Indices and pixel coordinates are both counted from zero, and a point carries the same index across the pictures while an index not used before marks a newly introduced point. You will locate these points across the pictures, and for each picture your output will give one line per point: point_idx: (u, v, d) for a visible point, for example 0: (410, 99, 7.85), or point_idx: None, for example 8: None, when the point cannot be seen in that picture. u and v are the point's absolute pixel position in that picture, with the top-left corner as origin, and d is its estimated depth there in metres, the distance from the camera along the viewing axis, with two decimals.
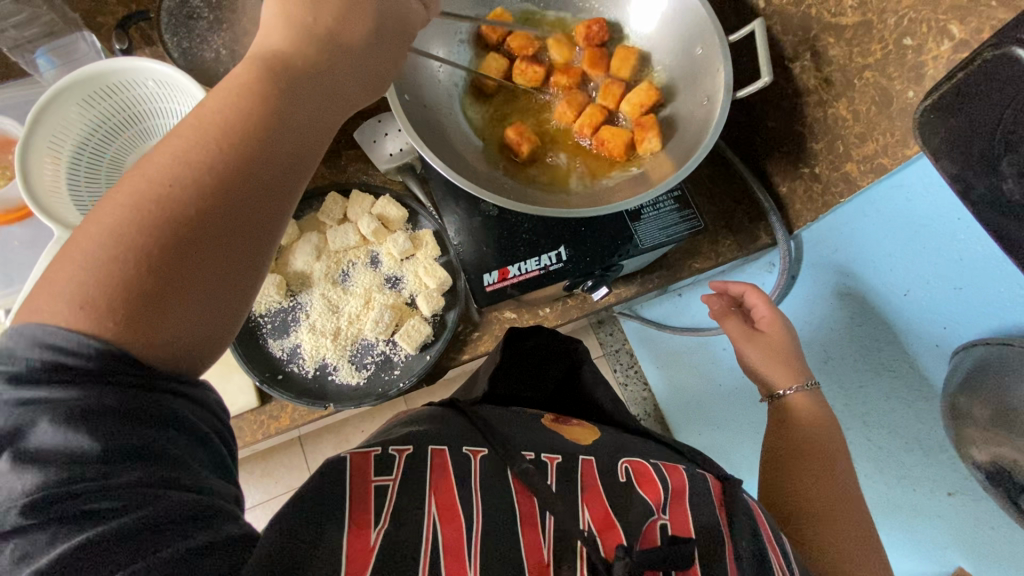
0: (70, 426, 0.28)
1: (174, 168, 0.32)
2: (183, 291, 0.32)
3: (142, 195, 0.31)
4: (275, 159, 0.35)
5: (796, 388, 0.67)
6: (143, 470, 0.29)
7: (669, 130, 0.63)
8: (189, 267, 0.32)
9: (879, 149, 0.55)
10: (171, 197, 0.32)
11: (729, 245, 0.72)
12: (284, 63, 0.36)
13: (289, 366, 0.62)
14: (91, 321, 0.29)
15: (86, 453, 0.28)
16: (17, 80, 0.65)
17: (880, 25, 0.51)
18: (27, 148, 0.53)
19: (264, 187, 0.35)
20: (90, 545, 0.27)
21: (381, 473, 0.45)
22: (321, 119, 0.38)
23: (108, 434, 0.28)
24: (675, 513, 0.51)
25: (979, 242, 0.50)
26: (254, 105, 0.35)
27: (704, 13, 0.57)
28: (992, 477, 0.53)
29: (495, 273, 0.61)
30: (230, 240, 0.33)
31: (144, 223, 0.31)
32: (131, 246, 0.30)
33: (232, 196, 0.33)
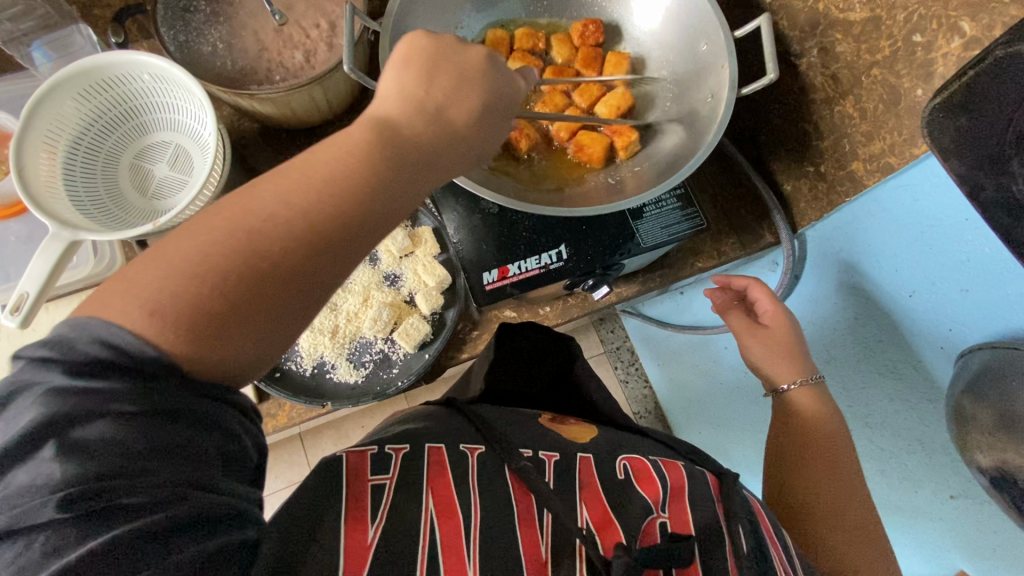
0: (117, 421, 0.27)
1: (273, 204, 0.32)
2: (246, 331, 0.31)
3: (238, 224, 0.31)
4: (369, 226, 0.35)
5: (798, 383, 0.66)
6: (183, 472, 0.28)
7: (671, 127, 0.62)
8: (256, 305, 0.31)
9: (886, 148, 0.54)
10: (262, 233, 0.31)
11: (732, 244, 0.71)
12: (395, 130, 0.37)
13: (287, 364, 0.61)
14: (160, 331, 0.28)
15: (126, 450, 0.27)
16: (14, 73, 0.65)
17: (890, 21, 0.50)
18: (23, 142, 0.52)
19: (343, 244, 0.34)
20: (120, 542, 0.26)
21: (377, 472, 0.44)
22: (413, 190, 0.37)
23: (157, 432, 0.27)
24: (674, 512, 0.51)
25: (987, 243, 0.49)
26: (362, 163, 0.35)
27: (709, 8, 0.56)
28: (995, 481, 0.53)
29: (494, 271, 0.61)
30: (294, 283, 0.32)
31: (236, 254, 0.31)
32: (215, 270, 0.30)
33: (317, 247, 0.33)
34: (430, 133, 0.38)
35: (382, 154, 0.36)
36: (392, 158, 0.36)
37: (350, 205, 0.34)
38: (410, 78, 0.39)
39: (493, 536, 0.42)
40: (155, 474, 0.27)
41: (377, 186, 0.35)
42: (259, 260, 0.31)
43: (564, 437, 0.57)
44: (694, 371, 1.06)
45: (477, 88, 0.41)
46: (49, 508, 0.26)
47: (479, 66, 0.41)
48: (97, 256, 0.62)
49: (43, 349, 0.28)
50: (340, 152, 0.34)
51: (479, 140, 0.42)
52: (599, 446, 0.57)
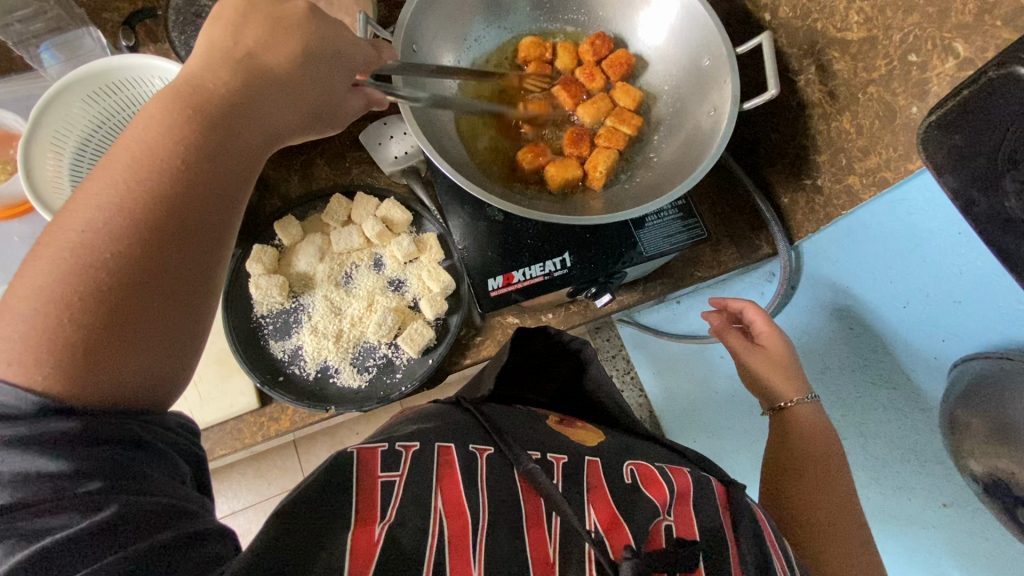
0: (30, 449, 0.29)
1: (101, 219, 0.34)
2: (147, 321, 0.34)
3: (71, 249, 0.33)
4: (217, 172, 0.38)
5: (796, 401, 0.67)
6: (103, 481, 0.30)
7: (675, 139, 0.63)
8: (130, 323, 0.33)
9: (882, 163, 0.56)
10: (110, 258, 0.33)
11: (731, 254, 0.72)
12: (206, 105, 0.39)
13: (290, 368, 0.61)
14: (28, 376, 0.30)
15: (64, 473, 0.30)
16: (21, 74, 0.65)
17: (886, 41, 0.52)
18: (31, 143, 0.53)
19: (194, 230, 0.36)
20: (54, 552, 0.28)
21: (387, 469, 0.45)
22: (219, 197, 0.38)
23: (74, 455, 0.30)
24: (681, 516, 0.51)
25: (979, 258, 0.50)
26: (179, 143, 0.37)
27: (711, 24, 0.57)
28: (990, 488, 0.54)
29: (500, 278, 0.61)
30: (162, 294, 0.34)
31: (71, 305, 0.32)
32: (69, 304, 0.32)
33: (172, 246, 0.35)
34: (250, 77, 0.41)
35: (196, 126, 0.38)
36: (208, 129, 0.38)
37: (185, 179, 0.36)
38: (217, 31, 0.42)
39: (499, 540, 0.42)
40: (88, 486, 0.30)
41: (202, 164, 0.37)
42: (104, 270, 0.33)
43: (574, 440, 0.58)
44: (689, 380, 1.08)
45: (301, 37, 0.44)
46: None
47: (298, 19, 0.44)
48: None
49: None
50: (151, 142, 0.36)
51: (313, 83, 0.44)
52: (602, 449, 0.57)
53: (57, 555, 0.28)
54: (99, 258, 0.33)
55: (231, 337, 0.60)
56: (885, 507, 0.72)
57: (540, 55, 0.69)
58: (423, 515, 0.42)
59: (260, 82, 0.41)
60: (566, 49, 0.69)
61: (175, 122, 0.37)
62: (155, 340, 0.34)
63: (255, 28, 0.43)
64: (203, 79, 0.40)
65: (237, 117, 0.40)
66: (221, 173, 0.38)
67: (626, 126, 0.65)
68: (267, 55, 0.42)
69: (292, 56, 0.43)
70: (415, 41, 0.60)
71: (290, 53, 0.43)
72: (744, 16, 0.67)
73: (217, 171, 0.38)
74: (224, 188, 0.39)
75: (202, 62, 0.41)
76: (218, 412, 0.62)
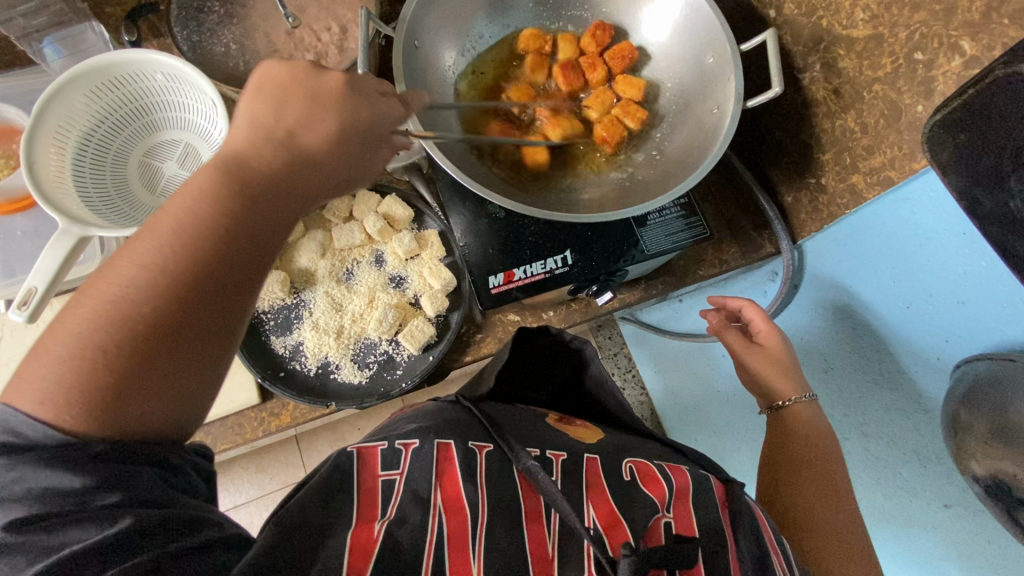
0: (52, 468, 0.30)
1: (135, 278, 0.34)
2: (173, 375, 0.33)
3: (104, 306, 0.33)
4: (252, 248, 0.37)
5: (793, 400, 0.67)
6: (120, 495, 0.30)
7: (678, 136, 0.63)
8: (153, 376, 0.33)
9: (886, 162, 0.55)
10: (138, 311, 0.33)
11: (733, 252, 0.72)
12: (242, 169, 0.38)
13: (291, 364, 0.61)
14: (58, 417, 0.31)
15: (81, 487, 0.30)
16: (24, 68, 0.65)
17: (891, 39, 0.51)
18: (34, 139, 0.53)
19: (221, 290, 0.35)
20: (73, 562, 0.29)
21: (388, 467, 0.45)
22: (251, 261, 0.37)
23: (92, 472, 0.30)
24: (680, 511, 0.51)
25: (983, 258, 0.50)
26: (215, 207, 0.36)
27: (716, 21, 0.57)
28: (990, 490, 0.54)
29: (500, 275, 0.61)
30: (189, 350, 0.34)
31: (98, 357, 0.32)
32: (99, 352, 0.32)
33: (199, 306, 0.34)
34: (295, 158, 0.40)
35: (234, 193, 0.37)
36: (244, 199, 0.37)
37: (216, 247, 0.35)
38: (258, 106, 0.40)
39: (497, 538, 0.42)
40: (105, 499, 0.30)
41: (237, 229, 0.36)
42: (131, 324, 0.32)
43: (573, 437, 0.58)
44: (691, 379, 1.07)
45: (340, 111, 0.41)
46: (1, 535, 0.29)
47: (336, 91, 0.42)
48: (103, 252, 0.62)
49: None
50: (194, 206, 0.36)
51: (360, 159, 0.43)
52: (601, 446, 0.57)
53: (75, 565, 0.29)
54: (130, 313, 0.33)
55: None
56: (885, 507, 0.72)
57: (540, 46, 0.68)
58: (420, 512, 0.42)
59: (301, 162, 0.40)
60: (566, 39, 0.68)
61: (221, 196, 0.36)
62: (178, 391, 0.34)
63: (298, 102, 0.40)
64: (249, 157, 0.38)
65: (272, 192, 0.38)
66: (258, 240, 0.37)
67: (629, 119, 0.64)
68: (307, 131, 0.40)
69: (332, 132, 0.41)
70: (417, 37, 0.60)
71: (329, 131, 0.41)
72: (749, 13, 0.66)
73: (251, 236, 0.37)
74: (257, 261, 0.38)
75: (244, 139, 0.39)
76: (219, 407, 0.62)
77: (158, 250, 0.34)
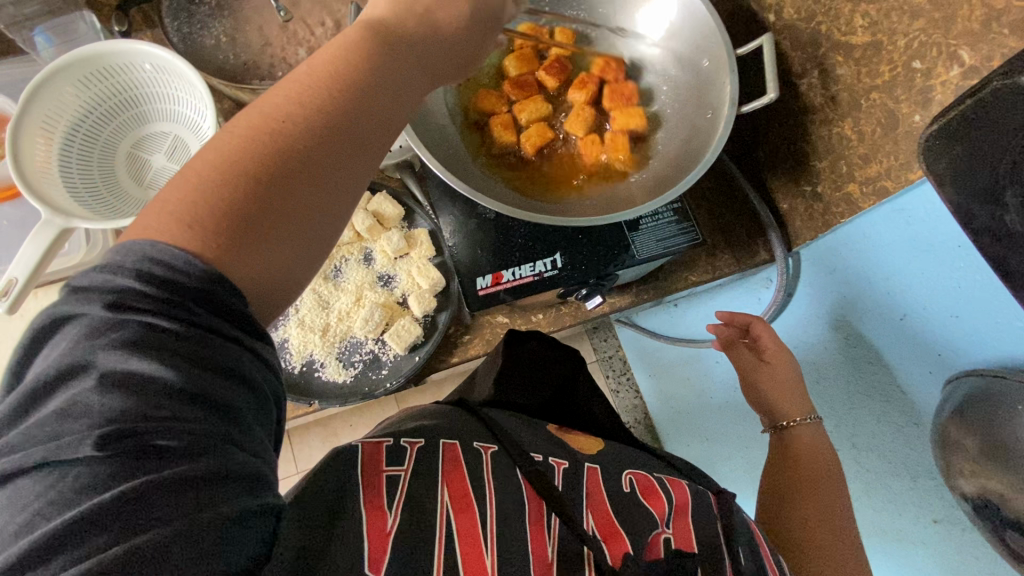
0: (147, 355, 0.26)
1: (286, 107, 0.31)
2: (289, 223, 0.30)
3: (254, 128, 0.30)
4: (378, 120, 0.33)
5: (799, 421, 0.67)
6: (204, 417, 0.26)
7: (672, 141, 0.62)
8: (272, 212, 0.29)
9: (882, 171, 0.54)
10: (282, 133, 0.30)
11: (727, 260, 0.71)
12: (386, 40, 0.35)
13: (276, 361, 0.61)
14: (192, 239, 0.27)
15: (174, 388, 0.26)
16: (14, 56, 0.64)
17: (890, 47, 0.50)
18: (20, 127, 0.52)
19: (348, 151, 0.32)
20: (149, 489, 0.24)
21: (392, 463, 0.43)
22: (381, 136, 0.34)
23: (186, 370, 0.26)
24: (680, 529, 0.51)
25: (979, 272, 0.49)
26: (355, 65, 0.33)
27: (713, 24, 0.56)
28: (979, 509, 0.52)
29: (488, 277, 0.61)
30: (307, 200, 0.31)
31: (224, 185, 0.29)
32: (232, 179, 0.29)
33: (327, 160, 0.31)
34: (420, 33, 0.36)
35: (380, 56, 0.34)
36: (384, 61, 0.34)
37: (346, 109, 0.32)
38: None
39: None
40: (187, 417, 0.26)
41: (379, 100, 0.33)
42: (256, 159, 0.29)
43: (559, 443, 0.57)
44: (684, 385, 1.07)
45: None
46: (86, 444, 0.24)
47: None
48: (89, 244, 0.62)
49: (91, 277, 0.27)
50: (334, 67, 0.32)
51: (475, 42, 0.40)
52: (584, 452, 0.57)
53: (134, 504, 0.24)
54: (272, 138, 0.30)
55: None
56: (874, 520, 0.71)
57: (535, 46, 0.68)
58: None
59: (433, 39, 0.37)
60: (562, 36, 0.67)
61: (345, 60, 0.32)
62: (289, 247, 0.30)
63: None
64: (398, 29, 0.35)
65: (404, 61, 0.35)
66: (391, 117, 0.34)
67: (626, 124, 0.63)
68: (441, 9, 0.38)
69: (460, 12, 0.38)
70: None
71: (457, 11, 0.38)
72: (748, 17, 0.65)
73: (375, 116, 0.33)
74: (380, 141, 0.34)
75: (392, 15, 0.36)
76: None
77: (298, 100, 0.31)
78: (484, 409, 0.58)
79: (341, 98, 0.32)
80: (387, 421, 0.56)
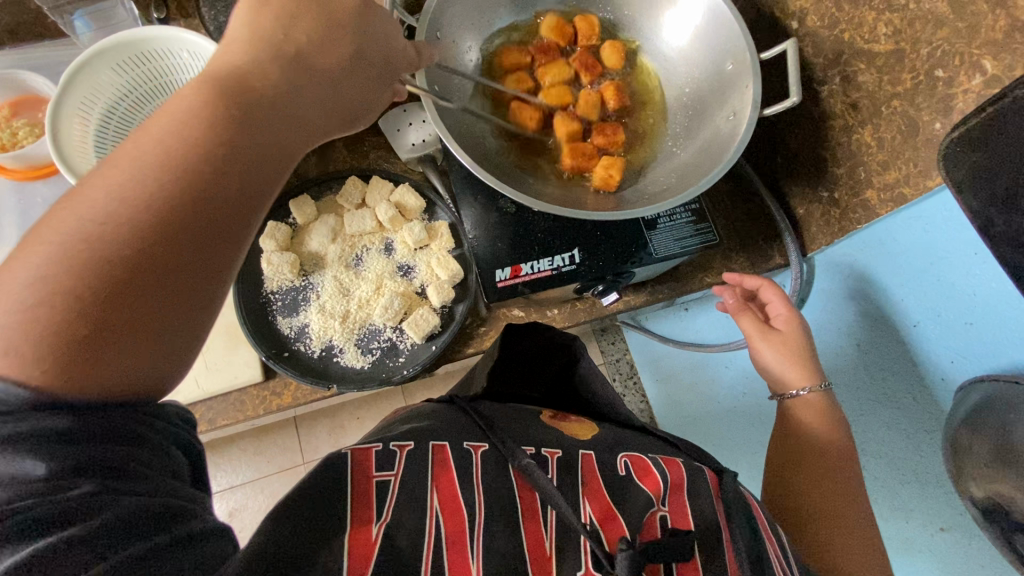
0: (5, 453, 0.26)
1: (111, 203, 0.29)
2: (152, 312, 0.29)
3: (76, 236, 0.28)
4: (241, 183, 0.33)
5: (810, 388, 0.65)
6: (88, 484, 0.27)
7: (692, 142, 0.63)
8: (127, 312, 0.28)
9: (901, 178, 0.55)
10: (104, 238, 0.29)
11: (741, 262, 0.72)
12: (242, 91, 0.34)
13: (296, 345, 0.62)
14: (23, 365, 0.27)
15: (37, 476, 0.26)
16: (54, 40, 0.66)
17: (913, 55, 0.51)
18: (59, 108, 0.54)
19: (213, 219, 0.31)
20: (50, 560, 0.25)
21: (382, 469, 0.45)
22: (249, 191, 0.33)
23: (51, 453, 0.26)
24: (675, 506, 0.51)
25: (994, 279, 0.50)
26: (203, 122, 0.32)
27: (737, 29, 0.57)
28: (988, 515, 0.53)
29: (507, 270, 0.62)
30: (166, 289, 0.29)
31: (66, 306, 0.28)
32: (66, 290, 0.28)
33: (182, 241, 0.30)
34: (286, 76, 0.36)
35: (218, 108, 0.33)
36: (240, 117, 0.33)
37: (198, 183, 0.31)
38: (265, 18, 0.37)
39: (492, 534, 0.43)
40: (77, 488, 0.26)
41: (226, 161, 0.32)
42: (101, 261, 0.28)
43: (570, 434, 0.58)
44: (691, 388, 1.08)
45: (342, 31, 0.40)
46: None
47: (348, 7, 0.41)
48: None
49: None
50: (168, 152, 0.31)
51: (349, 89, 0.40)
52: (599, 442, 0.57)
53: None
54: (105, 244, 0.28)
55: (240, 314, 0.61)
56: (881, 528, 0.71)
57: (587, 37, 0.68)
58: (413, 509, 0.42)
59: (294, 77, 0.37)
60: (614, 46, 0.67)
61: (183, 136, 0.31)
62: (156, 341, 0.30)
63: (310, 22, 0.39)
64: (249, 73, 0.35)
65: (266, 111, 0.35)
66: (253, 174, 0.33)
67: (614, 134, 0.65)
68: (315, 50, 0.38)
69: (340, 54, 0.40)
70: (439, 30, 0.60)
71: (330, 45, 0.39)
72: (770, 23, 0.66)
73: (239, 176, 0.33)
74: (244, 210, 0.33)
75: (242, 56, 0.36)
76: (224, 382, 0.63)
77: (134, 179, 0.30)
78: (474, 403, 0.59)
79: (196, 179, 0.31)
80: (379, 426, 0.57)
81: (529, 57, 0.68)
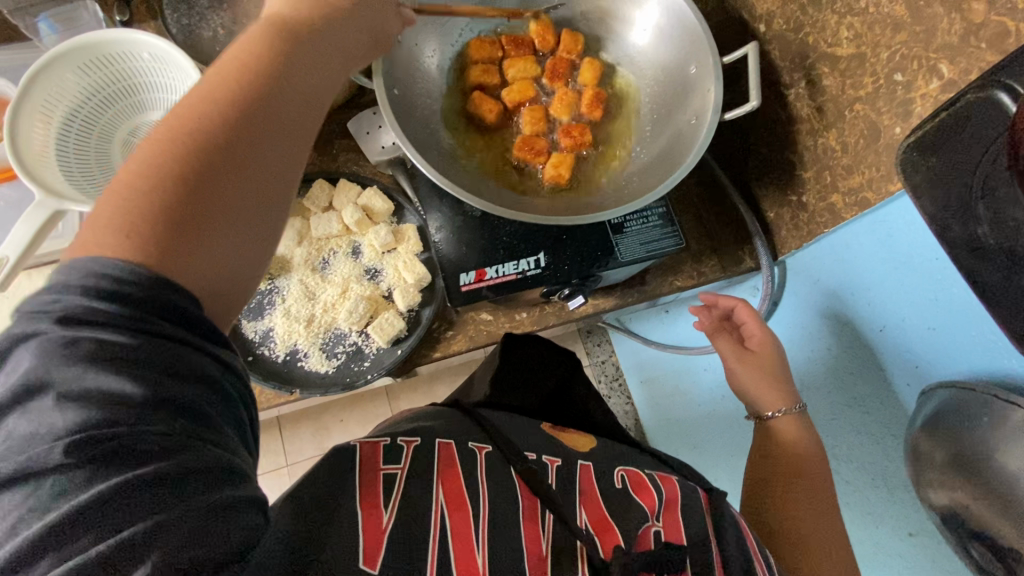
0: (111, 369, 0.27)
1: (199, 108, 0.33)
2: (226, 218, 0.32)
3: (174, 134, 0.32)
4: (290, 107, 0.36)
5: (784, 412, 0.66)
6: (169, 420, 0.27)
7: (656, 142, 0.62)
8: (210, 199, 0.31)
9: (864, 182, 0.55)
10: (199, 138, 0.32)
11: (712, 266, 0.72)
12: (287, 26, 0.38)
13: (260, 349, 0.62)
14: (136, 248, 0.29)
15: (132, 399, 0.27)
16: (21, 43, 0.67)
17: (873, 59, 0.51)
18: (19, 111, 0.54)
19: (267, 145, 0.34)
20: (130, 485, 0.26)
21: (390, 462, 0.43)
22: (303, 121, 0.37)
23: (151, 381, 0.27)
24: (669, 520, 0.51)
25: (954, 285, 0.50)
26: (265, 51, 0.36)
27: (701, 32, 0.57)
28: (947, 522, 0.53)
29: (472, 273, 0.61)
30: (237, 188, 0.33)
31: (146, 207, 0.30)
32: (160, 181, 0.30)
33: (251, 155, 0.33)
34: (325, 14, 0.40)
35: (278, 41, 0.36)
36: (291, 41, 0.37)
37: (258, 106, 0.34)
38: None
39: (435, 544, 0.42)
40: (157, 420, 0.27)
41: (291, 83, 0.36)
42: (179, 169, 0.31)
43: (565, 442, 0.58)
44: (672, 391, 1.07)
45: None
46: (58, 452, 0.26)
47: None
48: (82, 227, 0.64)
49: (39, 299, 0.27)
50: (232, 74, 0.34)
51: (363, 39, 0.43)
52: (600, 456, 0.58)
53: (114, 510, 0.26)
54: (182, 152, 0.31)
55: None
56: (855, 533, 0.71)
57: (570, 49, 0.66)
58: None
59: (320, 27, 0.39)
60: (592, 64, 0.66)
61: (250, 61, 0.35)
62: (230, 241, 0.32)
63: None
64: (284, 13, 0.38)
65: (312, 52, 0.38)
66: (303, 107, 0.36)
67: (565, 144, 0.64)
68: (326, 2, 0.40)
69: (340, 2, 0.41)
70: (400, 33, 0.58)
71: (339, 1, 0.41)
72: (739, 27, 0.66)
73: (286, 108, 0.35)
74: (304, 131, 0.37)
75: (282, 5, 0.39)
76: None
77: (204, 105, 0.33)
78: (474, 409, 0.58)
79: (264, 93, 0.34)
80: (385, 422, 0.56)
81: (500, 51, 0.67)
